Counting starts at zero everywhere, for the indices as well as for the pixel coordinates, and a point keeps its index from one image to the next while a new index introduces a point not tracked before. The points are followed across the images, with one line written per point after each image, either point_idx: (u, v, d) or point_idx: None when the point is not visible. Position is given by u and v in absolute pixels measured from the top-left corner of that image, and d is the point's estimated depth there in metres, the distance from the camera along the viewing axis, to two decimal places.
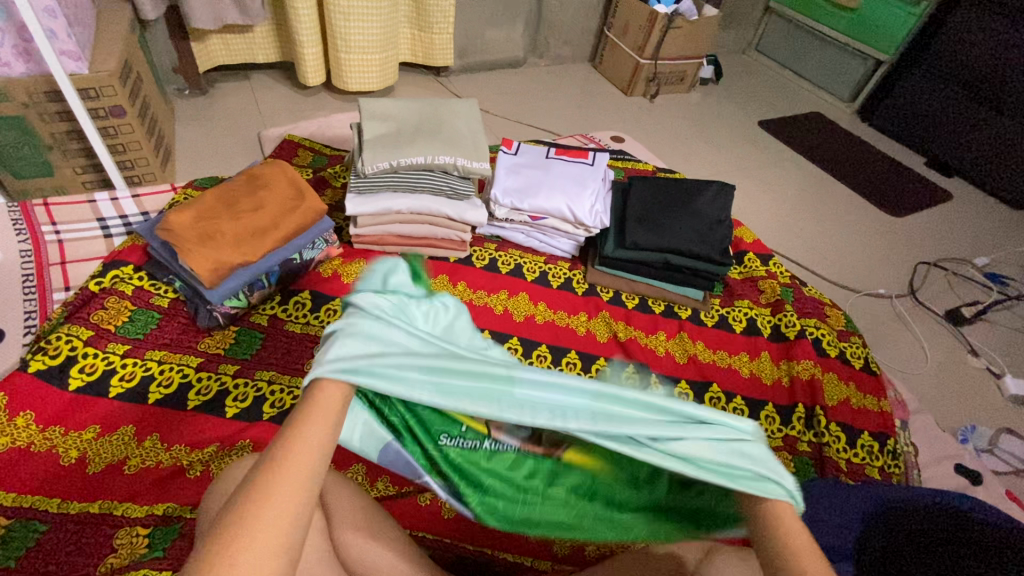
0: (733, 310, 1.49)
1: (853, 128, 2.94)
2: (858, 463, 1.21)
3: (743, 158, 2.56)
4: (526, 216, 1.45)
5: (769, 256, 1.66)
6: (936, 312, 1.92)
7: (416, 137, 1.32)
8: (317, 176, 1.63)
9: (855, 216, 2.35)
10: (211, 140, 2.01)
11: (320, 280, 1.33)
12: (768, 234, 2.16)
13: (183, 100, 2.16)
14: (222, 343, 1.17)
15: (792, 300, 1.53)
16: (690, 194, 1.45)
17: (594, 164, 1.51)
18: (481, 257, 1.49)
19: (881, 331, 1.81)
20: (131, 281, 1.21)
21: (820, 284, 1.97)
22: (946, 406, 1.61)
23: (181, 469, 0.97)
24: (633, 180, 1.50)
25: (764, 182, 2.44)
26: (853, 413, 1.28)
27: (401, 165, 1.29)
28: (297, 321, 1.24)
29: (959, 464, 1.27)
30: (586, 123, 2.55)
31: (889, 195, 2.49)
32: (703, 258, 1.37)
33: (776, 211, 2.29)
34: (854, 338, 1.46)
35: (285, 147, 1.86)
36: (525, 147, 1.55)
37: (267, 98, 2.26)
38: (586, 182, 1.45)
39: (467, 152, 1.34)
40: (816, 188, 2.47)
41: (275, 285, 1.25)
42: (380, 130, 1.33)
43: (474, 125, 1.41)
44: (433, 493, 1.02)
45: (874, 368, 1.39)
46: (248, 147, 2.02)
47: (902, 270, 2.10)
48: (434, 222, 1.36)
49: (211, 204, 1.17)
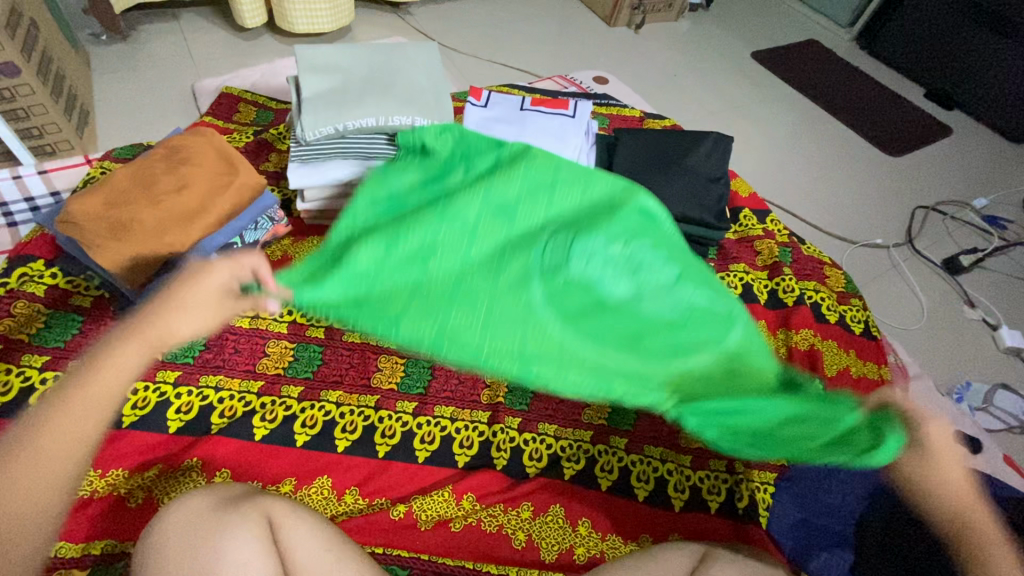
0: (728, 274, 1.37)
1: (852, 57, 2.73)
2: None
3: (735, 94, 2.37)
4: None
5: (766, 212, 1.52)
6: (931, 261, 1.84)
7: (367, 90, 1.11)
8: (258, 139, 1.41)
9: (852, 158, 2.20)
10: (136, 96, 1.75)
11: (268, 265, 1.17)
12: (761, 182, 2.02)
13: (100, 47, 1.87)
14: None
15: (790, 261, 1.41)
16: (683, 149, 1.30)
17: (577, 114, 1.34)
18: None
19: (875, 285, 1.73)
20: (43, 280, 1.05)
21: (814, 235, 1.86)
22: (941, 361, 1.56)
23: (120, 499, 0.87)
24: (620, 134, 1.34)
25: (758, 122, 2.26)
26: (854, 383, 1.21)
27: (347, 129, 1.08)
28: (244, 316, 1.09)
29: (958, 431, 1.21)
30: (566, 60, 2.30)
31: (886, 132, 2.34)
32: (697, 222, 1.24)
33: (770, 155, 2.13)
34: (855, 301, 1.36)
35: (224, 104, 1.65)
36: (498, 97, 1.36)
37: (201, 42, 1.97)
38: (567, 137, 1.28)
39: (428, 107, 1.13)
40: (812, 128, 2.30)
41: None
42: (322, 85, 1.11)
43: (436, 76, 1.20)
44: (407, 505, 0.93)
45: (874, 332, 1.31)
46: (179, 101, 1.77)
47: (899, 216, 1.98)
48: None
49: (123, 185, 0.99)
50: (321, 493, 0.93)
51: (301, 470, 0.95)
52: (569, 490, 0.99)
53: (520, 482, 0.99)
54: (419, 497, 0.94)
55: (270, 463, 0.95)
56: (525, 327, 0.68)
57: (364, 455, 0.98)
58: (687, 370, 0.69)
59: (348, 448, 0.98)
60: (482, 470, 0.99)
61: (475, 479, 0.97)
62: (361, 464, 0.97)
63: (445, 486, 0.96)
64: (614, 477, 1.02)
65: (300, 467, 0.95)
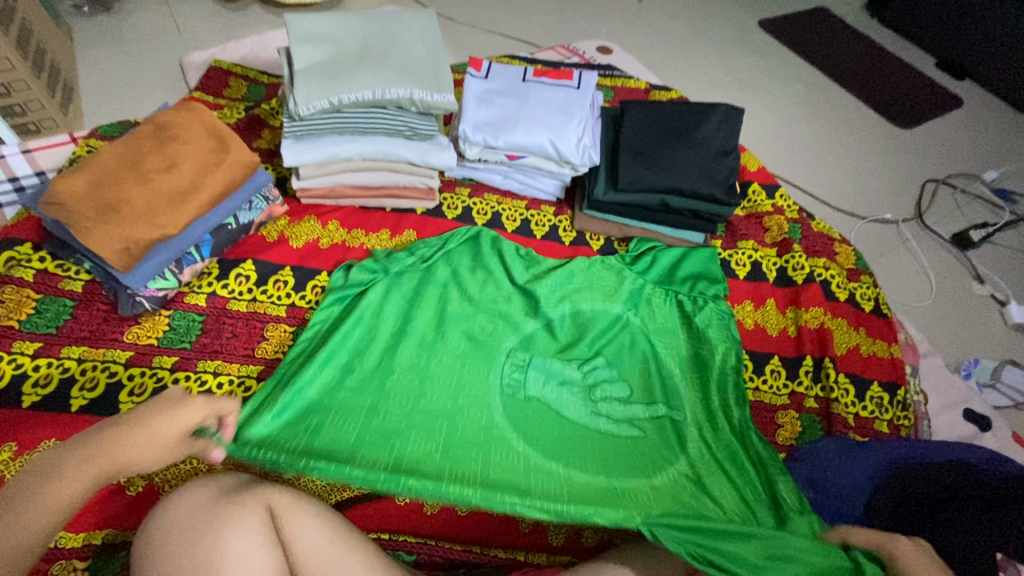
0: (736, 252, 1.34)
1: (862, 25, 2.64)
2: (867, 417, 1.13)
3: (742, 65, 2.30)
4: (503, 155, 1.24)
5: (775, 187, 1.48)
6: (941, 236, 1.80)
7: (362, 62, 1.05)
8: (250, 114, 1.36)
9: (860, 131, 2.14)
10: (121, 71, 1.68)
11: (264, 247, 1.13)
12: (768, 156, 1.97)
13: (82, 20, 1.79)
14: (153, 331, 1.00)
15: (799, 237, 1.38)
16: (691, 122, 1.25)
17: (581, 86, 1.29)
18: (453, 205, 1.31)
19: (884, 260, 1.70)
20: (31, 264, 1.02)
21: (822, 210, 1.82)
22: (950, 338, 1.54)
23: (118, 487, 0.85)
24: (626, 106, 1.29)
25: (765, 94, 2.19)
26: (864, 362, 1.19)
27: (342, 103, 1.03)
28: (241, 299, 1.07)
29: (968, 409, 1.19)
30: (566, 30, 2.21)
31: (896, 103, 2.27)
32: (706, 197, 1.20)
33: (777, 128, 2.07)
34: (865, 277, 1.33)
35: (213, 78, 1.59)
36: (498, 68, 1.30)
37: (188, 14, 1.89)
38: (571, 111, 1.23)
39: (428, 79, 1.08)
40: (820, 100, 2.23)
41: (209, 258, 1.07)
42: (314, 56, 1.05)
43: (434, 46, 1.14)
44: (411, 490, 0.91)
45: (885, 310, 1.29)
46: (167, 76, 1.70)
47: (909, 190, 1.94)
48: (395, 169, 1.16)
49: (110, 165, 0.95)
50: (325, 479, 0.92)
51: None
52: None
53: None
54: None
55: None
56: (485, 455, 0.90)
57: None
58: (627, 500, 0.88)
59: None
60: None
61: None
62: None
63: None
64: None
65: None
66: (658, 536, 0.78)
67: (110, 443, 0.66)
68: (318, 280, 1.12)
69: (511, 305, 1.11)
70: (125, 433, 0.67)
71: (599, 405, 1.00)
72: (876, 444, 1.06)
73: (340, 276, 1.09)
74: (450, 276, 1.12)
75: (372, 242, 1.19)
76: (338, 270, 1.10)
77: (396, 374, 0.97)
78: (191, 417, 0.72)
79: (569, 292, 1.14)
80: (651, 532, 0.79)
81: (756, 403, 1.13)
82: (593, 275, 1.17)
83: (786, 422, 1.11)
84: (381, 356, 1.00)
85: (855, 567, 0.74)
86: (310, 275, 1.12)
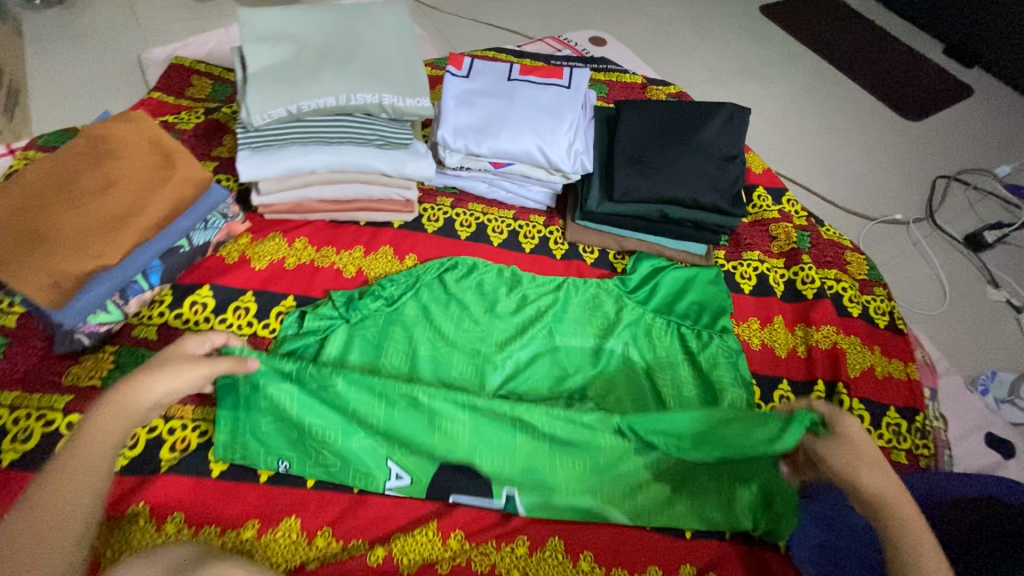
0: (741, 264, 1.24)
1: (867, 9, 2.51)
2: (883, 446, 1.04)
3: (744, 54, 2.18)
4: (487, 163, 1.14)
5: (782, 191, 1.38)
6: (953, 237, 1.71)
7: (324, 63, 0.94)
8: (210, 118, 1.23)
9: (868, 124, 2.03)
10: (76, 69, 1.55)
11: (223, 270, 1.02)
12: (772, 154, 1.86)
13: (33, 13, 1.65)
14: (96, 371, 0.89)
15: (808, 247, 1.28)
16: (693, 124, 1.14)
17: (572, 85, 1.17)
18: (434, 216, 1.20)
19: (893, 265, 1.61)
20: None
21: (829, 211, 1.72)
22: (965, 349, 1.45)
23: None
24: (622, 106, 1.18)
25: (768, 86, 2.08)
26: (879, 385, 1.10)
27: (302, 111, 0.91)
28: (197, 330, 0.96)
29: (990, 433, 1.11)
30: (558, 18, 2.08)
31: (904, 94, 2.16)
32: (710, 207, 1.10)
33: (781, 122, 1.96)
34: (879, 289, 1.24)
35: (174, 76, 1.46)
36: (481, 65, 1.19)
37: (150, 5, 1.75)
38: (561, 113, 1.12)
39: (398, 81, 0.96)
40: (825, 91, 2.12)
41: (160, 286, 0.96)
42: (269, 57, 0.93)
43: (407, 43, 1.02)
44: (386, 548, 0.82)
45: (901, 325, 1.20)
46: (126, 74, 1.57)
47: (919, 187, 1.84)
48: (366, 181, 1.05)
49: (38, 187, 0.84)
50: (288, 536, 0.82)
51: (264, 509, 0.84)
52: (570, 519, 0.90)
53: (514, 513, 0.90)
54: (399, 538, 0.83)
55: (231, 504, 0.84)
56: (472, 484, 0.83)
57: (337, 489, 0.87)
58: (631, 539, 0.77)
59: (318, 482, 0.87)
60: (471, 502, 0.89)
61: (463, 514, 0.87)
62: (334, 500, 0.86)
63: (429, 523, 0.86)
64: None
65: (263, 505, 0.84)
66: (644, 437, 0.88)
67: (135, 390, 0.68)
68: (282, 306, 1.02)
69: (489, 340, 1.05)
70: (146, 384, 0.69)
71: (586, 434, 0.96)
72: None
73: (293, 322, 0.99)
74: (418, 321, 1.04)
75: (344, 261, 1.09)
76: (291, 314, 1.00)
77: (367, 421, 0.91)
78: (217, 366, 0.78)
79: (555, 329, 1.08)
80: (629, 428, 0.88)
81: None
82: (581, 312, 1.11)
83: None
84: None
85: (784, 423, 0.80)
86: (275, 301, 1.02)
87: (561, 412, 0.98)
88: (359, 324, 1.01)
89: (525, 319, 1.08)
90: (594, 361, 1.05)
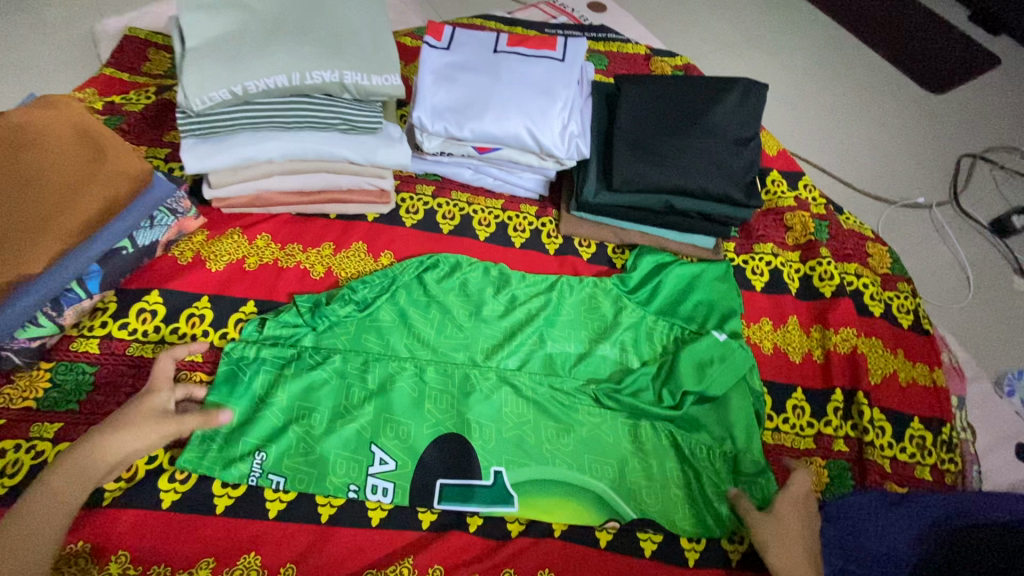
0: (752, 258, 1.13)
1: None
2: (906, 461, 0.95)
3: (755, 21, 2.01)
4: (470, 148, 1.01)
5: (798, 175, 1.26)
6: (978, 222, 1.58)
7: (274, 35, 0.81)
8: (161, 98, 1.10)
9: (890, 98, 1.88)
10: (22, 43, 1.41)
11: (175, 272, 0.92)
12: (784, 132, 1.72)
13: None
14: (32, 390, 0.80)
15: (826, 238, 1.16)
16: (702, 102, 1.01)
17: (566, 57, 1.04)
18: (413, 207, 1.08)
19: (914, 253, 1.50)
20: None
21: (846, 195, 1.60)
22: (990, 345, 1.35)
23: None
24: (622, 81, 1.05)
25: (781, 56, 1.92)
26: (901, 393, 1.00)
27: (249, 92, 0.79)
28: (145, 342, 0.86)
29: (1022, 444, 1.02)
30: None
31: (927, 64, 2.00)
32: (719, 197, 0.98)
33: (795, 97, 1.82)
34: (903, 285, 1.13)
35: (128, 49, 1.32)
36: (463, 34, 1.05)
37: None
38: (553, 90, 0.99)
39: (364, 56, 0.84)
40: (843, 61, 1.96)
41: (102, 293, 0.85)
42: (210, 29, 0.81)
43: (373, 11, 0.89)
44: None
45: (927, 325, 1.09)
46: (78, 48, 1.43)
47: (942, 168, 1.71)
48: (332, 170, 0.93)
49: None
50: (248, 575, 0.74)
51: (220, 545, 0.75)
52: (563, 550, 0.81)
53: (501, 543, 0.81)
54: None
55: (182, 539, 0.75)
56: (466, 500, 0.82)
57: (303, 520, 0.78)
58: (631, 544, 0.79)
59: (282, 512, 0.78)
60: (452, 533, 0.80)
61: (442, 546, 0.78)
62: (299, 532, 0.78)
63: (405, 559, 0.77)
64: (617, 530, 0.84)
65: (219, 541, 0.75)
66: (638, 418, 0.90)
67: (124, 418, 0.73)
68: (242, 312, 0.91)
69: (475, 340, 0.95)
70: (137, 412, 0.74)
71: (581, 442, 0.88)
72: (916, 497, 0.87)
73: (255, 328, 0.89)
74: (394, 326, 0.93)
75: (311, 260, 0.98)
76: (251, 321, 0.89)
77: (341, 433, 0.83)
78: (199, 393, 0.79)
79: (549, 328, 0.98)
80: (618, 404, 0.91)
81: (776, 448, 0.94)
82: (578, 313, 1.01)
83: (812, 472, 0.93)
84: (311, 439, 0.82)
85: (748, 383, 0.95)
86: (233, 307, 0.91)
87: (552, 421, 0.89)
88: (327, 331, 0.91)
89: (514, 323, 0.97)
90: (588, 365, 0.95)
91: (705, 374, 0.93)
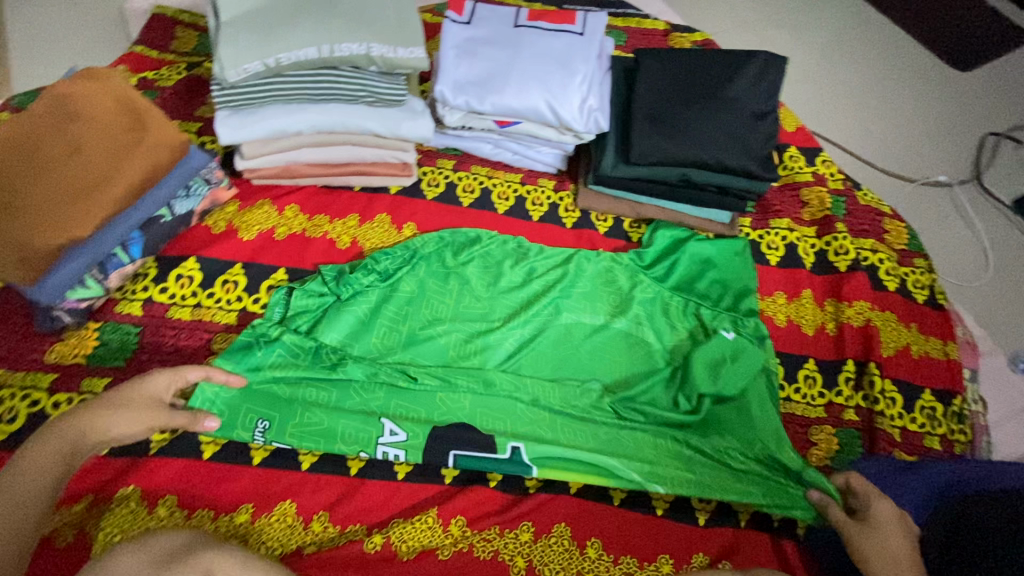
0: (768, 232, 1.14)
1: None
2: (915, 431, 0.97)
3: None
4: (491, 122, 1.04)
5: (817, 151, 1.26)
6: (1001, 202, 1.56)
7: (304, 9, 0.84)
8: (193, 74, 1.14)
9: (915, 76, 1.84)
10: (56, 22, 1.45)
11: (209, 240, 0.96)
12: (804, 110, 1.71)
13: None
14: (80, 348, 0.85)
15: (843, 214, 1.17)
16: (721, 76, 1.02)
17: (586, 32, 1.05)
18: (435, 181, 1.11)
19: (933, 232, 1.49)
20: None
21: (865, 174, 1.59)
22: (1007, 324, 1.35)
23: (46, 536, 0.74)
24: (642, 55, 1.06)
25: (803, 33, 1.89)
26: (914, 365, 1.02)
27: (281, 64, 0.83)
28: (184, 305, 0.91)
29: None
30: None
31: (954, 40, 1.95)
32: (736, 170, 0.99)
33: (816, 74, 1.80)
34: (919, 261, 1.14)
35: (157, 27, 1.35)
36: (485, 9, 1.07)
37: None
38: (573, 64, 1.00)
39: (389, 29, 0.86)
40: (867, 38, 1.92)
41: (143, 259, 0.90)
42: (244, 4, 0.84)
43: None
44: (384, 534, 0.79)
45: (942, 300, 1.10)
46: (109, 26, 1.47)
47: (966, 146, 1.68)
48: (358, 143, 0.96)
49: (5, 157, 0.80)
50: (283, 520, 0.79)
51: (257, 492, 0.80)
52: (578, 505, 0.85)
53: (520, 498, 0.85)
54: (398, 524, 0.80)
55: (221, 486, 0.80)
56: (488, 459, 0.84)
57: (333, 473, 0.83)
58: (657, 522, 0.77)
59: (314, 464, 0.84)
60: (472, 488, 0.84)
61: (464, 499, 0.83)
62: (330, 483, 0.83)
63: (429, 510, 0.82)
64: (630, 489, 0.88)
65: (257, 489, 0.81)
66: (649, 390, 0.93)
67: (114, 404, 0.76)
68: (273, 279, 0.95)
69: (495, 311, 0.98)
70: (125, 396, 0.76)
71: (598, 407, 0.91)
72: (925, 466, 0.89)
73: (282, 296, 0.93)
74: (417, 295, 0.97)
75: (337, 230, 1.02)
76: (280, 289, 0.93)
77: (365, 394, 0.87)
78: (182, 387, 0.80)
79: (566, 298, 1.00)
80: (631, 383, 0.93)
81: (787, 416, 0.97)
82: (595, 287, 1.03)
83: (821, 439, 0.95)
84: (338, 397, 0.86)
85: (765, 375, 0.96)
86: (265, 274, 0.95)
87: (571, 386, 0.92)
88: (352, 298, 0.94)
89: (531, 294, 1.00)
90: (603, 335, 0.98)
91: (717, 353, 0.95)
